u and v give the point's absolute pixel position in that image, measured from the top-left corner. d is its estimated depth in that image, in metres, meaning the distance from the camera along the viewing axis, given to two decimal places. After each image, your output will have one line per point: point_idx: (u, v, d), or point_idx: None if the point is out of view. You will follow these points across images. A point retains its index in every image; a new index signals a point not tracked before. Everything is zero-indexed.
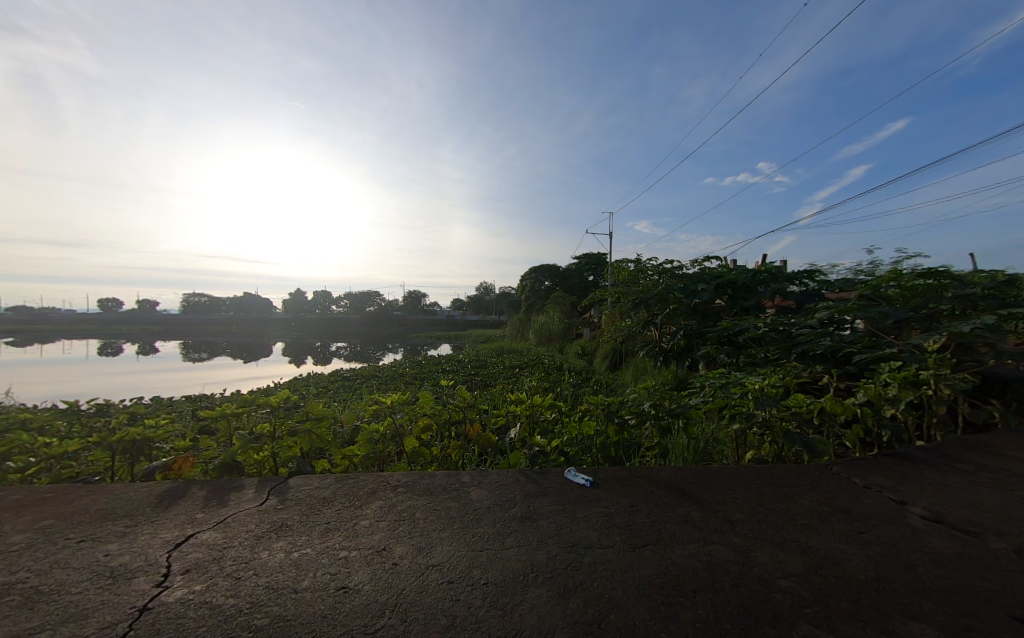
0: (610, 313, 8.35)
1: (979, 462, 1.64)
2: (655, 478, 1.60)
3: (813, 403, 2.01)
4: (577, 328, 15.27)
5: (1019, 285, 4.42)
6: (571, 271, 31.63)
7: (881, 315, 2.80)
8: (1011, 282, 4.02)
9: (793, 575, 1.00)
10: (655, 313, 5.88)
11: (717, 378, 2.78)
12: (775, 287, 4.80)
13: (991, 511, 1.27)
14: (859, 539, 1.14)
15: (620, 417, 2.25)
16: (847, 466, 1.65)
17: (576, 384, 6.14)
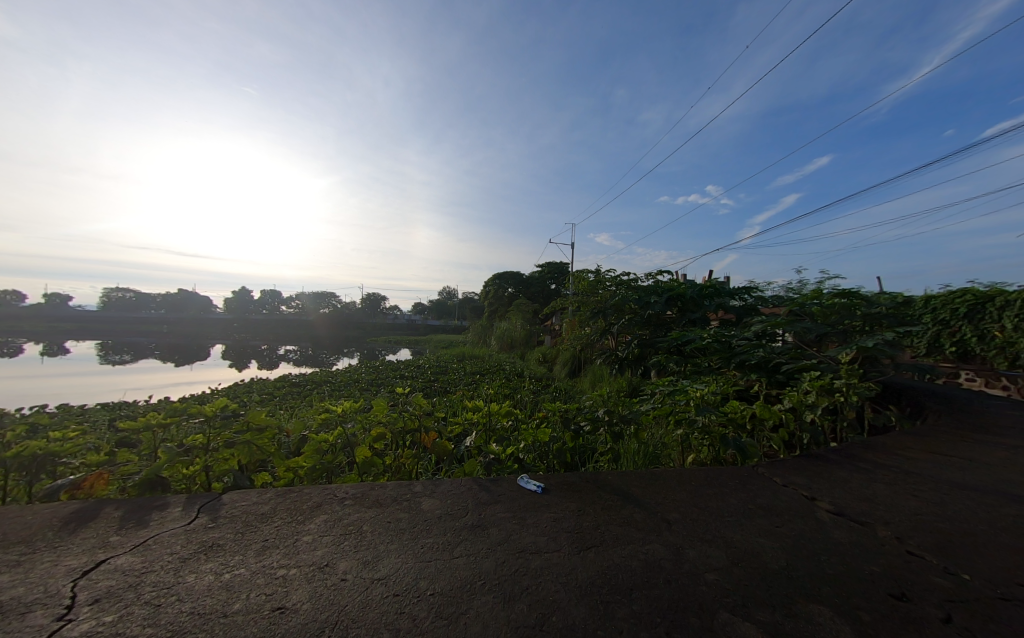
0: (571, 321, 8.60)
1: (876, 460, 1.89)
2: (604, 483, 1.68)
3: (746, 409, 2.21)
4: (539, 335, 15.52)
5: (914, 307, 5.13)
6: (536, 279, 32.15)
7: (804, 329, 3.14)
8: (908, 304, 4.66)
9: (718, 568, 1.09)
10: (612, 322, 6.15)
11: (666, 386, 2.96)
12: (718, 301, 5.20)
13: (881, 502, 1.47)
14: (774, 533, 1.27)
15: (573, 424, 2.32)
16: (772, 466, 1.83)
17: (537, 391, 6.24)
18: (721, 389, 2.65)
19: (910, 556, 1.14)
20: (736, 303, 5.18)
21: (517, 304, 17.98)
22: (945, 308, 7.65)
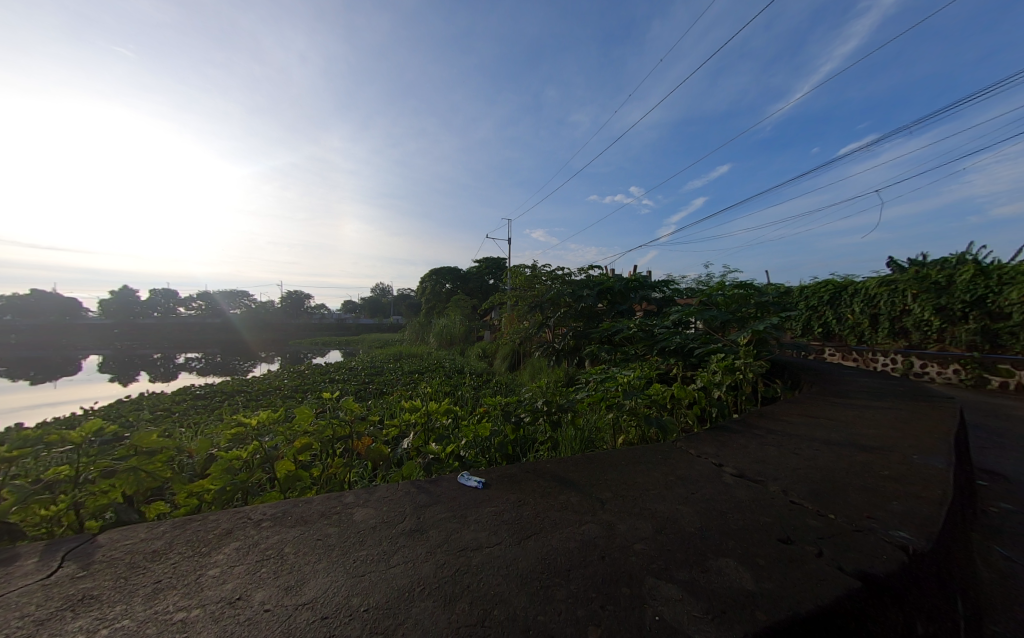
0: (509, 316, 8.72)
1: (768, 427, 2.21)
2: (543, 471, 1.73)
3: (666, 391, 2.45)
4: (478, 330, 15.50)
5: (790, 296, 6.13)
6: (474, 274, 31.97)
7: (712, 317, 3.56)
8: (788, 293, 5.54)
9: (645, 538, 1.19)
10: (548, 316, 6.39)
11: (598, 374, 3.14)
12: (642, 293, 5.67)
13: (772, 462, 1.73)
14: (691, 499, 1.43)
15: (514, 417, 2.37)
16: (688, 440, 2.04)
17: (478, 387, 6.23)
18: (645, 374, 2.89)
19: (793, 504, 1.36)
20: (657, 294, 5.70)
21: (456, 299, 17.73)
22: (813, 296, 9.30)
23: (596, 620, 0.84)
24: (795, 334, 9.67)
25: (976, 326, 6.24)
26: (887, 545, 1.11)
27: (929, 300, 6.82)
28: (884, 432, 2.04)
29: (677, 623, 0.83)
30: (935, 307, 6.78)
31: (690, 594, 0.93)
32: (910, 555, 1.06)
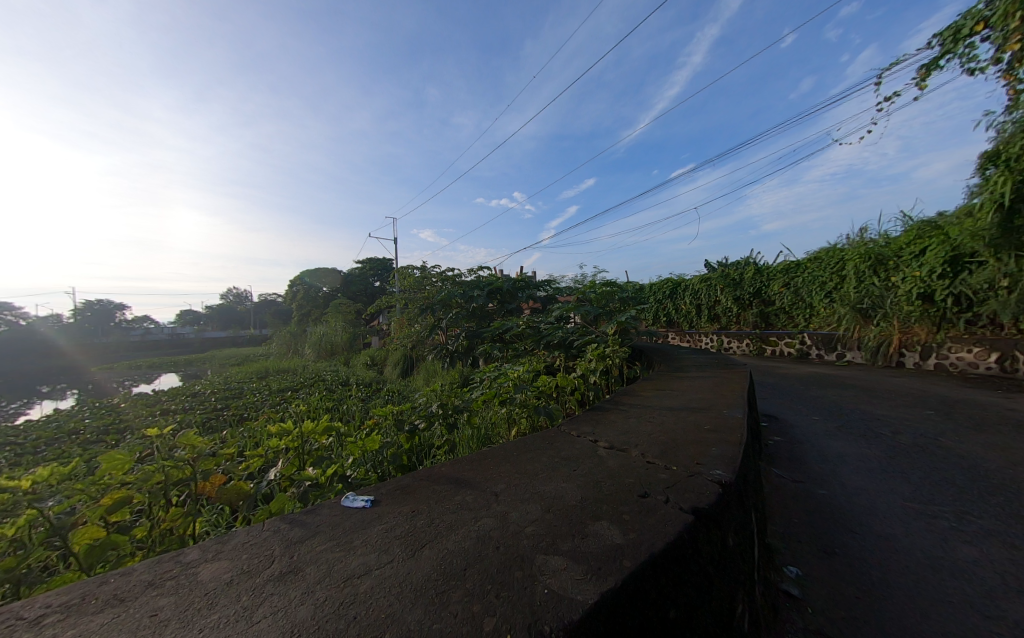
0: (399, 319, 8.28)
1: (631, 402, 2.64)
2: (438, 475, 1.69)
3: (552, 381, 2.68)
4: (364, 337, 14.35)
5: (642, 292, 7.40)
6: (359, 276, 29.39)
7: (587, 312, 4.05)
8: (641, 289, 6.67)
9: (535, 519, 1.28)
10: (440, 317, 6.38)
11: (491, 372, 3.24)
12: (528, 292, 6.07)
13: (633, 431, 2.06)
14: (572, 475, 1.59)
15: (407, 425, 2.27)
16: (570, 422, 2.28)
17: (367, 398, 5.73)
18: (533, 367, 3.11)
19: (649, 463, 1.64)
20: (541, 293, 6.16)
21: (337, 304, 15.96)
22: (659, 291, 11.45)
23: (491, 611, 0.86)
24: (648, 323, 11.75)
25: (757, 310, 8.61)
26: (709, 482, 1.44)
27: (731, 293, 9.13)
28: (707, 395, 2.64)
29: (563, 591, 0.91)
30: (734, 298, 9.10)
31: (573, 561, 1.03)
32: (723, 487, 1.40)
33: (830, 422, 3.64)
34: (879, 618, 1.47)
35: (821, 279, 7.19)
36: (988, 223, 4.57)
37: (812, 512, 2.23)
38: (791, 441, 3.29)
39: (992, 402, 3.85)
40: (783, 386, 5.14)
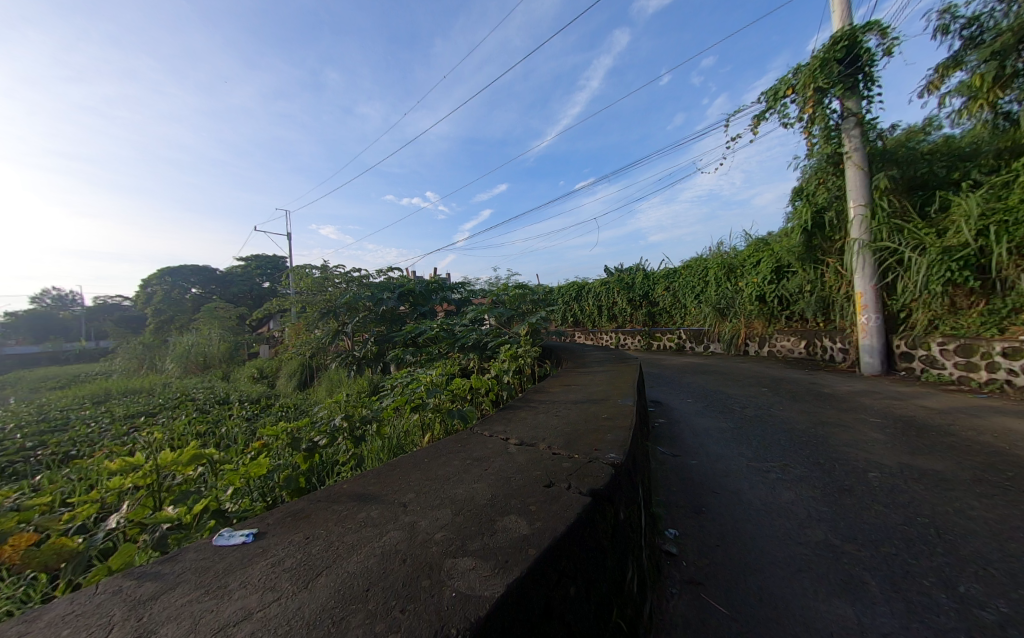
0: (294, 325, 7.36)
1: (541, 398, 2.80)
2: (338, 494, 1.56)
3: (466, 383, 2.71)
4: (249, 346, 12.44)
5: (551, 294, 7.88)
6: (244, 276, 25.35)
7: (500, 314, 4.17)
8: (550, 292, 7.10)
9: (445, 525, 1.27)
10: (346, 321, 5.88)
11: (402, 378, 3.11)
12: (442, 294, 5.98)
13: (541, 426, 2.18)
14: (483, 475, 1.61)
15: (304, 443, 2.04)
16: (483, 423, 2.32)
17: (254, 417, 4.96)
18: (447, 371, 3.07)
19: (555, 454, 1.76)
20: (455, 295, 6.10)
21: (211, 307, 13.42)
22: (566, 293, 12.37)
23: (395, 626, 0.83)
24: (557, 323, 12.61)
25: (646, 310, 9.88)
26: (605, 465, 1.60)
27: (626, 295, 10.34)
28: (606, 387, 2.95)
29: (470, 590, 0.92)
30: (628, 299, 10.31)
31: (481, 559, 1.05)
32: (615, 468, 1.58)
33: (699, 402, 4.37)
34: (732, 559, 1.82)
35: (692, 283, 8.59)
36: (797, 242, 6.00)
37: (686, 479, 2.65)
38: (672, 421, 3.86)
39: (802, 378, 5.07)
40: (666, 375, 5.98)
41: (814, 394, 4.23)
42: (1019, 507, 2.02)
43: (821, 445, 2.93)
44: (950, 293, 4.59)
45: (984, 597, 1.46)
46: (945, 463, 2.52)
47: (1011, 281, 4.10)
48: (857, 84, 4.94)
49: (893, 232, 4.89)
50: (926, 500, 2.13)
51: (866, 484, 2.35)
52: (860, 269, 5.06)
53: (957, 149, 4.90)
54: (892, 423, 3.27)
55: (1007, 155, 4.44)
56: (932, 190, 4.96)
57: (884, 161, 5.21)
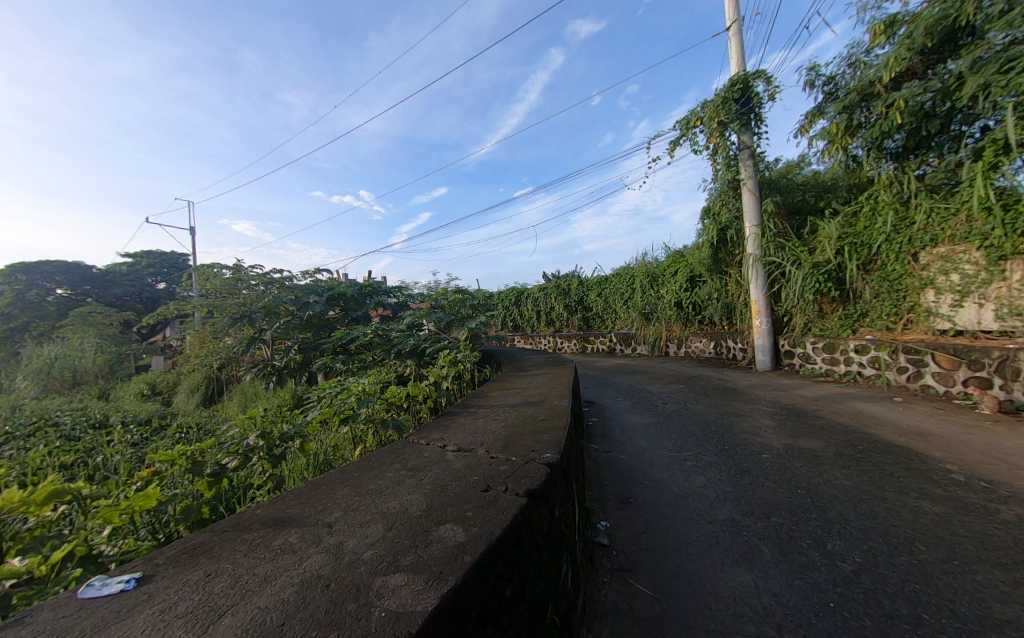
0: (197, 332, 6.41)
1: (480, 402, 2.81)
2: (250, 521, 1.39)
3: (401, 391, 2.62)
4: (135, 358, 10.53)
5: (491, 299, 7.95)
6: (132, 275, 21.53)
7: (439, 319, 4.10)
8: (489, 297, 7.16)
9: (375, 542, 1.20)
10: (264, 328, 5.29)
11: (330, 388, 2.89)
12: (377, 299, 5.70)
13: (479, 430, 2.18)
14: (418, 485, 1.56)
15: (209, 467, 1.78)
16: (420, 431, 2.25)
17: (143, 441, 4.22)
18: (381, 379, 2.93)
19: (492, 458, 1.77)
20: (391, 300, 5.87)
21: (83, 312, 11.12)
22: (506, 299, 12.56)
23: None
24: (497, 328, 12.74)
25: (581, 315, 10.43)
26: (540, 465, 1.65)
27: (562, 300, 10.83)
28: (544, 389, 3.06)
29: (401, 608, 0.87)
30: (564, 305, 10.79)
31: (414, 573, 1.01)
32: (550, 467, 1.63)
33: (628, 400, 4.73)
34: (656, 543, 1.98)
35: (620, 290, 9.27)
36: (706, 255, 6.82)
37: (617, 473, 2.83)
38: (604, 419, 4.12)
39: (711, 375, 5.75)
40: (598, 376, 6.36)
41: (721, 389, 4.83)
42: (866, 474, 2.51)
43: (726, 433, 3.35)
44: (819, 302, 5.49)
45: (845, 551, 1.79)
46: (817, 442, 3.04)
47: (858, 291, 5.08)
48: (750, 121, 5.78)
49: (778, 249, 5.80)
50: (804, 474, 2.54)
51: (761, 464, 2.74)
52: (754, 280, 5.91)
53: (821, 183, 5.99)
54: (779, 410, 3.87)
55: (855, 190, 5.52)
56: (804, 215, 5.99)
57: (771, 188, 6.18)
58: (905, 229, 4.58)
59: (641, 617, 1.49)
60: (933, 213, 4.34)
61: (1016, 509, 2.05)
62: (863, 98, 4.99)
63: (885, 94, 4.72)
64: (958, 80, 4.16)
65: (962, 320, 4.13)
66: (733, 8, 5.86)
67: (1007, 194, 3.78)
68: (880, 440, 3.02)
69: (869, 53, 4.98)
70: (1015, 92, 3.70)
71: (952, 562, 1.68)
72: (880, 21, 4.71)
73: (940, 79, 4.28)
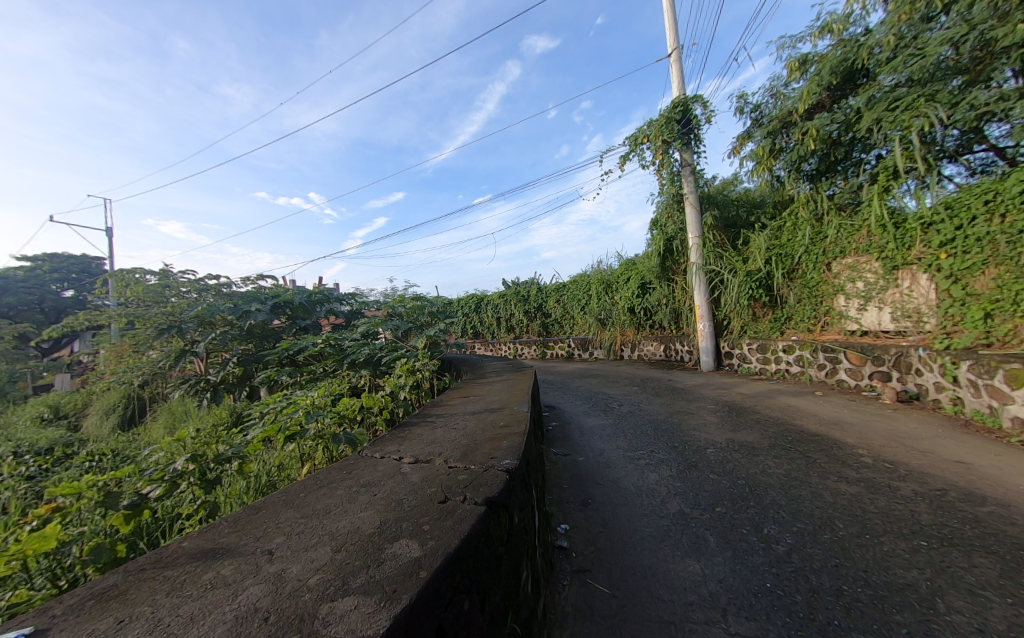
0: (113, 346, 5.68)
1: (439, 411, 2.75)
2: (176, 556, 1.24)
3: (355, 403, 2.50)
4: (31, 378, 9.06)
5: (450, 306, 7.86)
6: (31, 282, 18.66)
7: (395, 327, 3.98)
8: (448, 304, 7.08)
9: (322, 566, 1.12)
10: (197, 339, 4.81)
11: (274, 403, 2.68)
12: (328, 306, 5.42)
13: (437, 440, 2.13)
14: (371, 502, 1.49)
15: (126, 499, 1.57)
16: (374, 444, 2.15)
17: (43, 474, 3.64)
18: (332, 391, 2.77)
19: (450, 468, 1.73)
20: (343, 307, 5.60)
21: None
22: (466, 306, 12.48)
23: None
24: (457, 335, 12.59)
25: (540, 322, 10.62)
26: (499, 472, 1.65)
27: (522, 307, 10.97)
28: (504, 396, 3.06)
29: (351, 633, 0.82)
30: (524, 311, 10.94)
31: (364, 596, 0.96)
32: (509, 473, 1.63)
33: (585, 403, 4.87)
34: (612, 541, 2.05)
35: (578, 297, 9.57)
36: (655, 263, 7.25)
37: (576, 475, 2.89)
38: (563, 423, 4.20)
39: (662, 376, 6.08)
40: (558, 381, 6.49)
41: (670, 389, 5.13)
42: (795, 462, 2.77)
43: (676, 431, 3.56)
44: (753, 308, 6.03)
45: (779, 534, 1.95)
46: (754, 435, 3.32)
47: (784, 297, 5.72)
48: (691, 141, 6.28)
49: (717, 258, 6.32)
50: (744, 465, 2.76)
51: (707, 458, 2.93)
52: (698, 287, 6.36)
53: (752, 199, 6.64)
54: (721, 408, 4.18)
55: (779, 206, 6.18)
56: (739, 228, 6.58)
57: (710, 203, 6.73)
58: (820, 242, 5.20)
59: (600, 616, 1.52)
60: (842, 229, 4.96)
61: (912, 484, 2.37)
62: (783, 125, 5.63)
63: (801, 123, 5.35)
64: (857, 114, 4.83)
65: (866, 321, 4.71)
66: (673, 36, 6.37)
67: (896, 214, 4.41)
68: (805, 431, 3.37)
69: (787, 86, 5.63)
70: (899, 127, 4.36)
71: (864, 536, 1.90)
72: (795, 59, 5.35)
73: (843, 112, 4.94)
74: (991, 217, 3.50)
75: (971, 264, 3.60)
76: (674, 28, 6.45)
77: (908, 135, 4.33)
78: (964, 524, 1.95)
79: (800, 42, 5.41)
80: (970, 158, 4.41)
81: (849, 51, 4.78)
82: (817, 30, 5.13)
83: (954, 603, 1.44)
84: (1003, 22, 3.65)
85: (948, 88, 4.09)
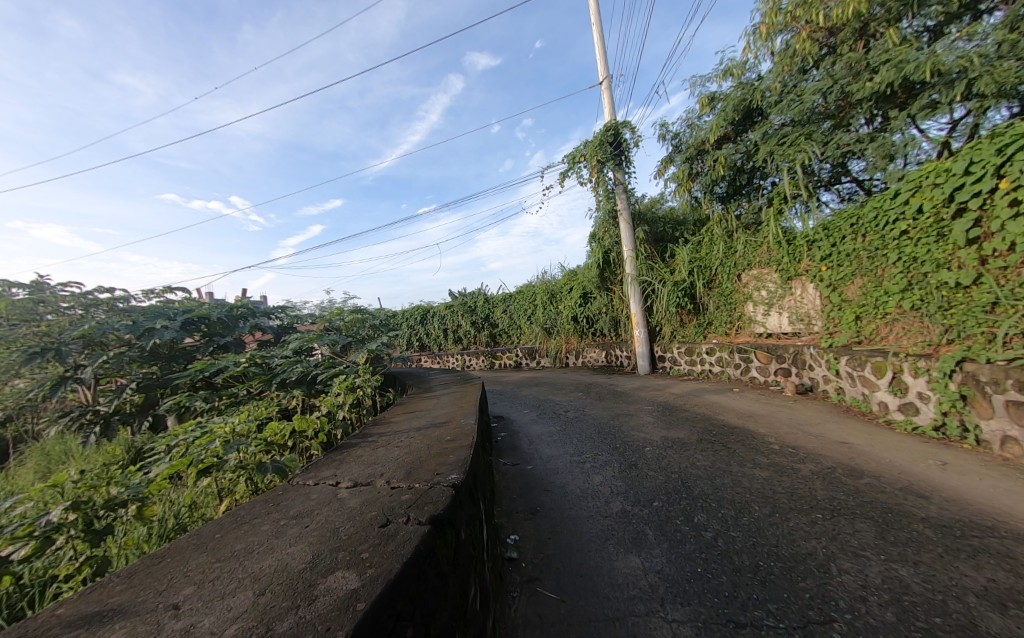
0: None
1: (381, 429, 2.62)
2: (45, 629, 1.02)
3: (285, 427, 2.29)
4: None
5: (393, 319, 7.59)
6: None
7: (332, 342, 3.76)
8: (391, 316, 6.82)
9: (242, 613, 1.00)
10: (82, 363, 4.06)
11: (183, 432, 2.36)
12: (253, 322, 4.94)
13: (379, 461, 2.03)
14: (301, 535, 1.36)
15: None
16: (307, 470, 1.98)
17: None
18: (257, 415, 2.52)
19: (393, 488, 1.65)
20: (272, 323, 5.14)
21: None
22: (410, 318, 12.13)
23: None
24: (401, 349, 12.13)
25: (488, 332, 10.64)
26: (445, 487, 1.61)
27: (469, 318, 10.93)
28: (451, 409, 3.02)
29: None
30: (472, 322, 10.91)
31: None
32: (455, 488, 1.60)
33: (533, 411, 4.96)
34: (560, 546, 2.09)
35: (523, 307, 9.78)
36: (594, 274, 7.68)
37: (525, 484, 2.91)
38: (511, 432, 4.23)
39: (604, 382, 6.41)
40: (506, 391, 6.52)
41: (611, 394, 5.43)
42: (718, 453, 3.09)
43: (617, 432, 3.77)
44: (680, 315, 6.62)
45: (707, 521, 2.14)
46: (684, 432, 3.64)
47: (705, 305, 6.38)
48: (622, 162, 6.81)
49: (648, 269, 6.87)
50: (676, 460, 3.01)
51: (644, 456, 3.14)
52: (633, 296, 6.84)
53: (676, 217, 7.34)
54: (655, 408, 4.52)
55: (698, 224, 6.92)
56: (666, 243, 7.24)
57: (641, 219, 7.33)
58: (732, 256, 5.91)
59: (549, 623, 1.54)
60: (748, 244, 5.69)
61: (809, 465, 2.76)
62: (698, 152, 6.35)
63: (712, 151, 6.07)
64: (754, 147, 5.62)
65: (771, 324, 5.41)
66: (603, 66, 6.92)
67: (788, 233, 5.16)
68: (725, 424, 3.77)
69: (699, 119, 6.36)
70: (787, 159, 5.15)
71: (774, 514, 2.16)
72: (705, 96, 6.08)
73: (744, 144, 5.70)
74: (855, 237, 4.24)
75: (844, 276, 4.32)
76: (604, 59, 7.01)
77: (794, 166, 5.11)
78: (848, 495, 2.31)
79: (709, 82, 6.17)
80: (840, 187, 5.34)
81: (746, 93, 5.55)
82: (722, 73, 5.89)
83: (843, 566, 1.69)
84: (856, 79, 4.51)
85: (821, 129, 4.93)
